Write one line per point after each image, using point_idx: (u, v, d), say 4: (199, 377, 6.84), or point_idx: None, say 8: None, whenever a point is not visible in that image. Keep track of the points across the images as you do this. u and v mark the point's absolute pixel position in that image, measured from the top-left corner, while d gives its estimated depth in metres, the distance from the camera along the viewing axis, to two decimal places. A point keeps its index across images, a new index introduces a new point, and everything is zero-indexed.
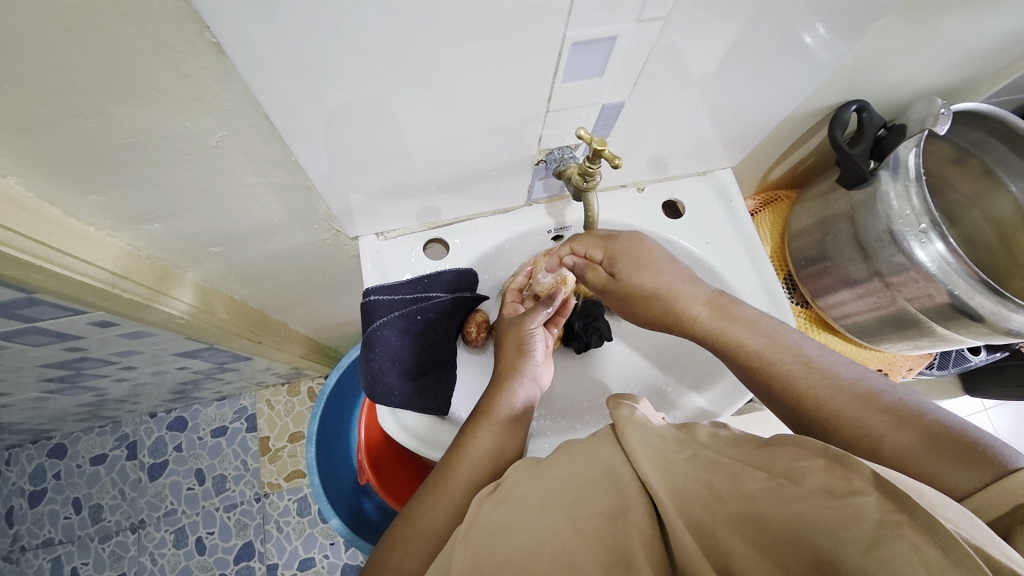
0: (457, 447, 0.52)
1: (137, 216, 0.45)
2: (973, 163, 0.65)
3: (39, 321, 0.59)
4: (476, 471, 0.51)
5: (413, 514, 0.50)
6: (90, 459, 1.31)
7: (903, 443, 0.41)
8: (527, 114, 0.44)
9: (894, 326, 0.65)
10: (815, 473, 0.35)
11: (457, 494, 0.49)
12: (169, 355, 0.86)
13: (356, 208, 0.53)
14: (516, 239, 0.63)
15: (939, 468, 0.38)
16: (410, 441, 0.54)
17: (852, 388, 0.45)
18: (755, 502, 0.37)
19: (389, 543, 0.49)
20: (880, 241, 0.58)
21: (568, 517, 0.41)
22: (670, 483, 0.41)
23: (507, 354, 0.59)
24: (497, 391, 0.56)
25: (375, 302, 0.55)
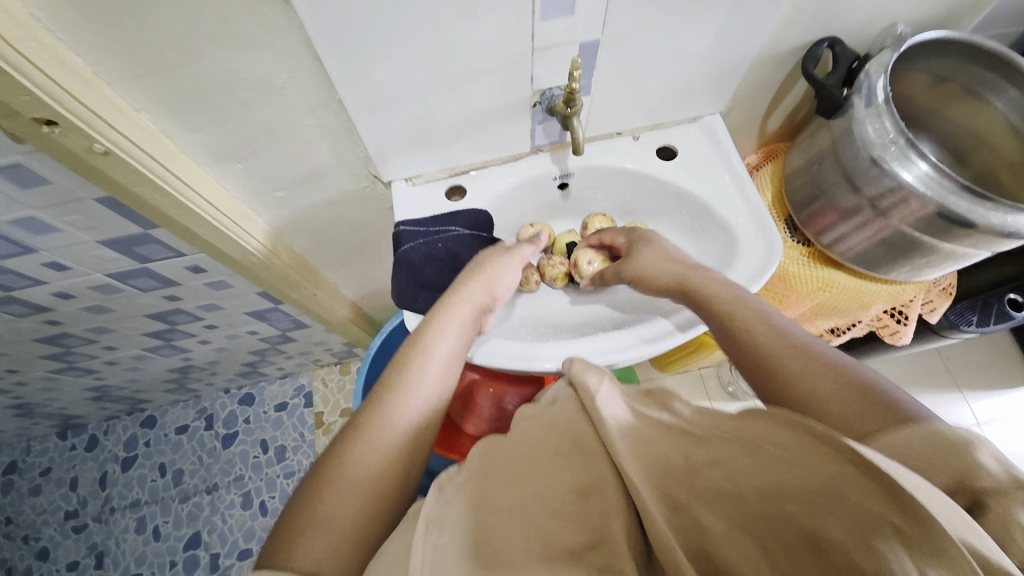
0: (387, 394, 0.48)
1: (225, 154, 0.59)
2: (953, 86, 0.69)
3: (149, 261, 0.75)
4: (416, 415, 0.48)
5: (333, 465, 0.42)
6: (175, 429, 1.50)
7: (831, 383, 0.39)
8: (517, 54, 0.54)
9: (895, 253, 0.67)
10: (797, 451, 0.32)
11: (391, 440, 0.45)
12: (242, 314, 1.01)
13: (388, 152, 0.65)
14: (526, 184, 0.73)
15: (854, 412, 0.37)
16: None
17: (797, 339, 0.44)
18: (735, 482, 0.35)
19: (304, 504, 0.40)
20: (863, 169, 0.62)
21: (547, 492, 0.38)
22: (645, 470, 0.38)
23: (442, 305, 0.59)
24: (428, 338, 0.55)
25: (403, 231, 0.66)
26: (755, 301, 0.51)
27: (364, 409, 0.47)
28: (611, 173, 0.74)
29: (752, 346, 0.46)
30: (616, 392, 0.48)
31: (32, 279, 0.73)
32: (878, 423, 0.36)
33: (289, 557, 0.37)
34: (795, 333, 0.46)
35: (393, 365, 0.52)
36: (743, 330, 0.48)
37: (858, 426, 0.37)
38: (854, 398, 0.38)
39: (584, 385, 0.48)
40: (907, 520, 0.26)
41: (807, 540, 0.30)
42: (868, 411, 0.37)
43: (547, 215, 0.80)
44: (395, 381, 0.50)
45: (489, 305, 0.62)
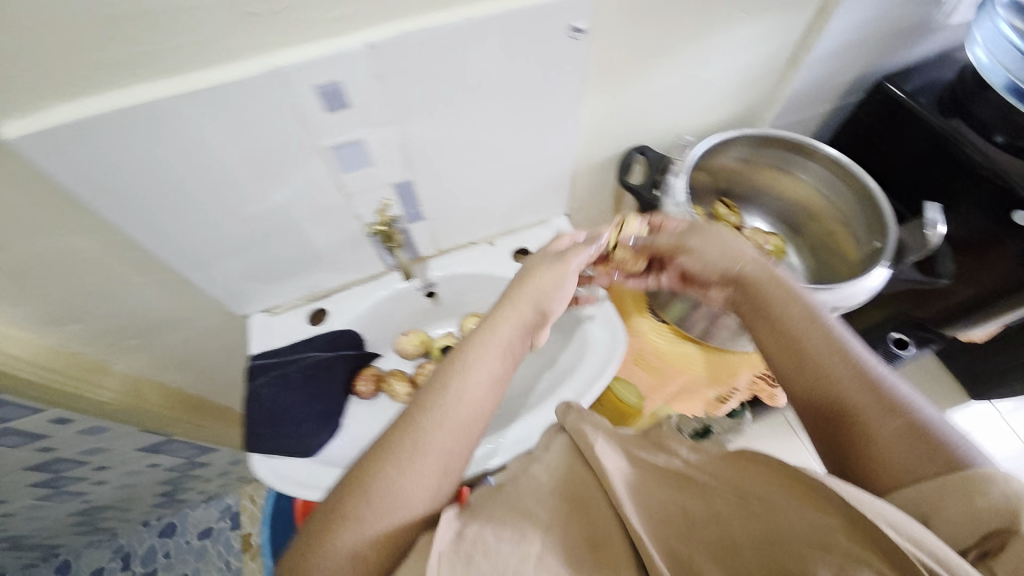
0: (394, 451, 0.39)
1: (59, 319, 0.59)
2: (763, 166, 0.76)
3: (8, 423, 0.72)
4: (425, 494, 0.38)
5: (361, 478, 0.38)
6: (92, 573, 1.37)
7: (881, 406, 0.39)
8: (333, 201, 0.58)
9: (735, 331, 0.71)
10: (763, 474, 0.36)
11: (437, 465, 0.39)
12: (134, 451, 0.96)
13: (236, 290, 0.66)
14: (390, 298, 0.76)
15: (906, 464, 0.37)
16: (279, 483, 0.60)
17: (836, 343, 0.44)
18: (670, 522, 0.36)
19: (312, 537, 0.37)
20: None
21: (714, 508, 0.36)
22: (581, 515, 0.37)
23: (493, 317, 0.50)
24: (456, 371, 0.44)
25: (257, 365, 0.66)
26: (789, 320, 0.47)
27: (395, 425, 0.41)
28: (471, 278, 0.77)
29: (802, 371, 0.44)
30: (622, 438, 0.43)
31: None
32: (925, 469, 0.36)
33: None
34: (855, 378, 0.41)
35: (430, 388, 0.43)
36: (795, 341, 0.45)
37: (890, 466, 0.37)
38: (902, 451, 0.37)
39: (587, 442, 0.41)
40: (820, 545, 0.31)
41: None
42: (920, 456, 0.37)
43: (421, 322, 0.81)
44: (415, 433, 0.40)
45: (511, 297, 0.52)
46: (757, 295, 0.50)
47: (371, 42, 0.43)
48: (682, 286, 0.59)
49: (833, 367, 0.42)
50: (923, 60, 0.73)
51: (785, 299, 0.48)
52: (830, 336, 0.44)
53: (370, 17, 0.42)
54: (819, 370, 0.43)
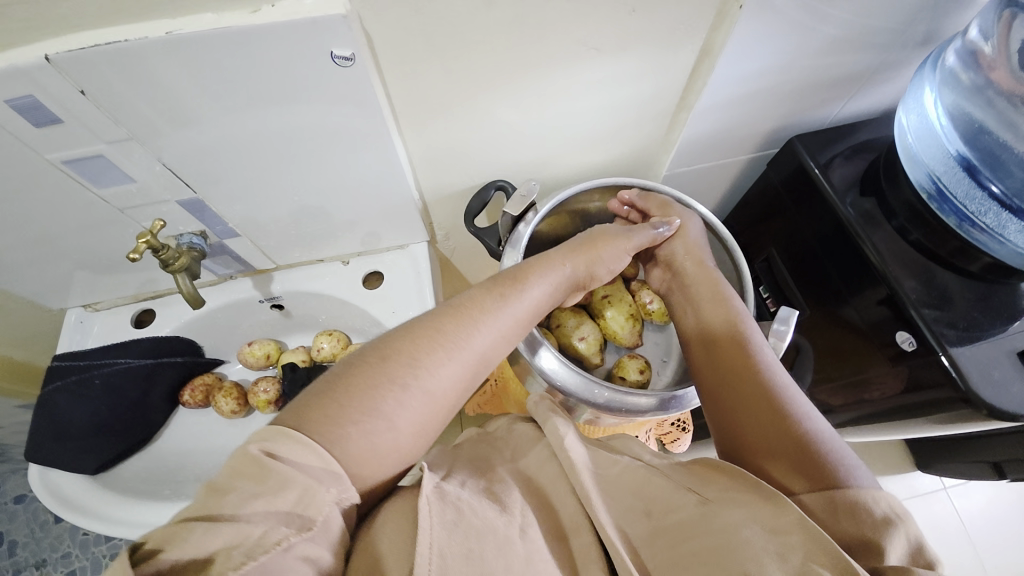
0: (439, 352, 0.37)
1: None
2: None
3: None
4: (407, 429, 0.34)
5: (364, 366, 0.35)
6: (14, 498, 1.43)
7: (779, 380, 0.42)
8: (111, 212, 0.52)
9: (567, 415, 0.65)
10: (735, 500, 0.34)
11: (437, 405, 0.36)
12: (15, 407, 0.97)
13: (47, 283, 0.62)
14: (227, 308, 0.70)
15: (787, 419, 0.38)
16: (49, 501, 0.58)
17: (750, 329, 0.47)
18: (688, 528, 0.34)
19: (319, 392, 0.33)
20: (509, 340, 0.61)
21: (662, 518, 0.35)
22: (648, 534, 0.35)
23: (541, 259, 0.49)
24: (501, 298, 0.43)
25: (56, 367, 0.63)
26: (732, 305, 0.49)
27: (407, 326, 0.39)
28: (318, 297, 0.71)
29: (708, 356, 0.47)
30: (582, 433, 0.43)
31: None
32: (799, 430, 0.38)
33: (222, 500, 0.26)
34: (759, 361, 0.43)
35: (430, 317, 0.39)
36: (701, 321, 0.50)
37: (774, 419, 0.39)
38: (786, 419, 0.38)
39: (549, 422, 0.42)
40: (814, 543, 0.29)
41: None
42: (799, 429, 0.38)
43: (272, 332, 0.76)
44: (356, 371, 0.35)
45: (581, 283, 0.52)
46: (694, 302, 0.52)
47: (48, 54, 0.36)
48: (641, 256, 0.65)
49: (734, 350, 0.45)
50: (849, 121, 0.64)
51: (696, 275, 0.54)
52: (733, 313, 0.49)
53: (49, 31, 0.35)
54: (727, 355, 0.45)
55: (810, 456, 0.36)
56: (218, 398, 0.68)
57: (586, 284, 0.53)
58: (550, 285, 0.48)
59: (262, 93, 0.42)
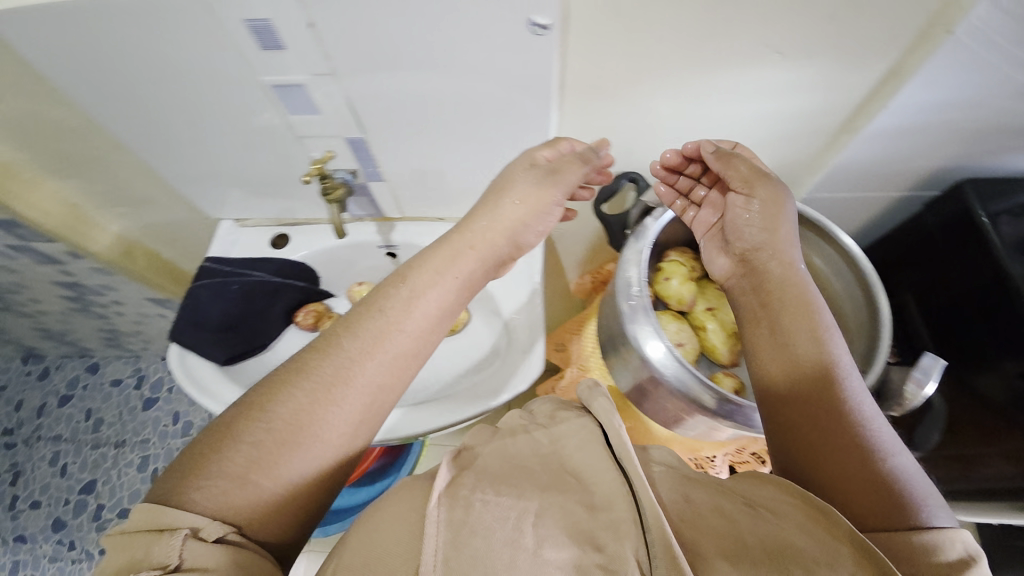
0: (288, 391, 0.41)
1: (57, 170, 0.67)
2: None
3: (30, 241, 0.84)
4: (309, 457, 0.40)
5: (245, 414, 0.40)
6: (110, 381, 1.60)
7: (852, 411, 0.38)
8: (288, 136, 0.58)
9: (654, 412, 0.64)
10: (794, 518, 0.32)
11: (328, 446, 0.41)
12: (141, 299, 1.09)
13: (213, 193, 0.70)
14: (350, 247, 0.76)
15: (863, 458, 0.37)
16: (183, 380, 0.65)
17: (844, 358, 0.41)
18: (765, 543, 0.30)
19: (218, 432, 0.40)
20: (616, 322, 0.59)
21: (714, 527, 0.32)
22: (695, 537, 0.31)
23: (437, 251, 0.50)
24: (383, 318, 0.45)
25: (207, 266, 0.71)
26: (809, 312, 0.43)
27: (277, 375, 0.43)
28: None
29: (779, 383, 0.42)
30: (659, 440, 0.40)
31: None
32: (878, 470, 0.36)
33: (136, 532, 0.35)
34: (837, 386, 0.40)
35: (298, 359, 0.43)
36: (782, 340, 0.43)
37: (840, 458, 0.37)
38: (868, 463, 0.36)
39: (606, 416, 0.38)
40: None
41: None
42: (875, 469, 0.36)
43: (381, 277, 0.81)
44: (246, 413, 0.40)
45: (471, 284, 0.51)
46: (782, 320, 0.44)
47: None
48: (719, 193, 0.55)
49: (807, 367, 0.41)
50: None
51: (793, 290, 0.45)
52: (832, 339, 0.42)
53: None
54: (812, 384, 0.40)
55: (885, 495, 0.34)
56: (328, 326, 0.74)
57: (512, 257, 0.55)
58: (446, 304, 0.48)
59: (460, 45, 0.45)
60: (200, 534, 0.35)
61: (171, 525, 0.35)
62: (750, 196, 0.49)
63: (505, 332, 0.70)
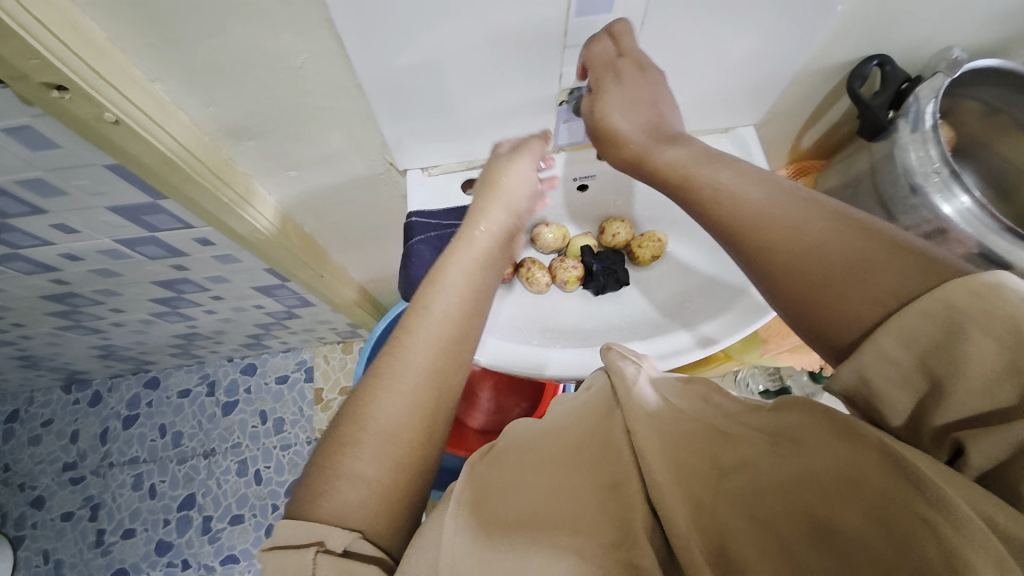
0: (375, 392, 0.43)
1: (240, 131, 0.57)
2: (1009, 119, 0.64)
3: (159, 231, 0.75)
4: (371, 462, 0.40)
5: (352, 417, 0.43)
6: (178, 392, 1.51)
7: (847, 250, 0.36)
8: (551, 45, 0.53)
9: None
10: (820, 445, 0.35)
11: (394, 434, 0.42)
12: (248, 288, 1.00)
13: (409, 137, 0.63)
14: (542, 184, 0.71)
15: (883, 275, 0.34)
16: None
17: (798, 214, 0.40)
18: (798, 484, 0.34)
19: (322, 462, 0.42)
20: (902, 198, 0.60)
21: (687, 467, 0.39)
22: (668, 458, 0.39)
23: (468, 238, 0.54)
24: (419, 306, 0.48)
25: (416, 222, 0.64)
26: (730, 192, 0.44)
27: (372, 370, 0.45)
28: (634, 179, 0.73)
29: (816, 281, 0.37)
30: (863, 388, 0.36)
31: (42, 238, 0.73)
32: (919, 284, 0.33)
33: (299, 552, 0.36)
34: (831, 242, 0.37)
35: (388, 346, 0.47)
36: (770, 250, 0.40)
37: (882, 293, 0.34)
38: (888, 267, 0.34)
39: (621, 372, 0.49)
40: (929, 516, 0.28)
41: (817, 526, 0.32)
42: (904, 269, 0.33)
43: (565, 216, 0.77)
44: (353, 418, 0.43)
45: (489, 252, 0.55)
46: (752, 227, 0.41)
47: None
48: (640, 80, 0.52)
49: (778, 233, 0.40)
50: None
51: (697, 196, 0.46)
52: (809, 205, 0.40)
53: None
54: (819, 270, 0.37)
55: (933, 332, 0.31)
56: (537, 271, 0.70)
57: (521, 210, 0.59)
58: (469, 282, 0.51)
59: None
60: (327, 547, 0.36)
61: (309, 538, 0.36)
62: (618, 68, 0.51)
63: None
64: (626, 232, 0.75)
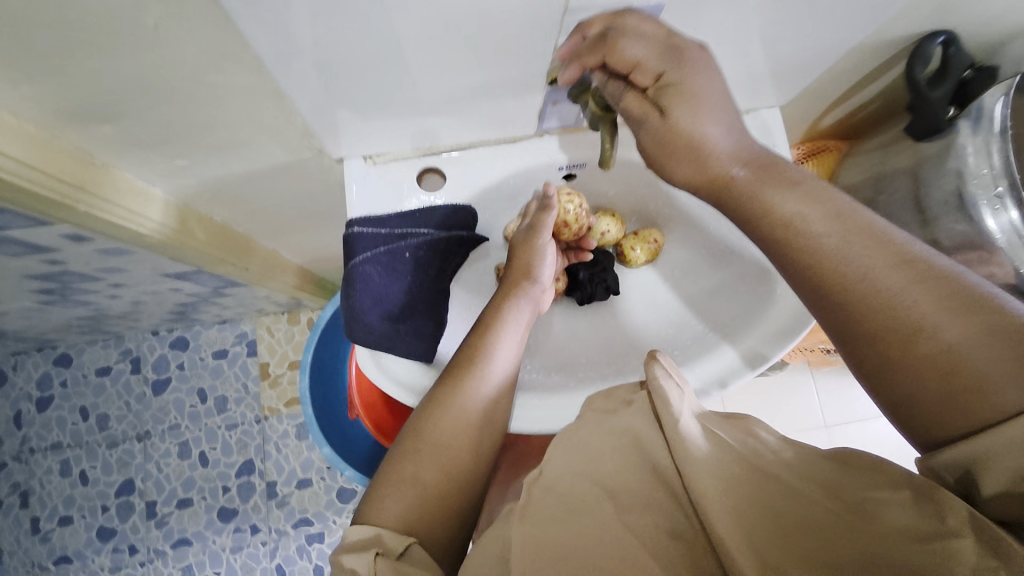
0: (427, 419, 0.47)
1: (80, 114, 0.39)
2: None
3: (6, 229, 0.55)
4: (424, 482, 0.44)
5: (409, 439, 0.46)
6: (97, 371, 1.32)
7: (957, 341, 0.32)
8: (546, 9, 0.37)
9: None
10: (904, 514, 0.30)
11: (434, 466, 0.45)
12: (158, 275, 0.82)
13: (341, 119, 0.46)
14: (520, 175, 0.56)
15: (990, 376, 0.30)
16: (385, 383, 0.50)
17: (903, 281, 0.34)
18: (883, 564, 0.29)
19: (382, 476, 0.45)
20: (945, 209, 0.52)
21: (754, 533, 0.31)
22: (727, 517, 0.32)
23: (503, 301, 0.53)
24: (469, 353, 0.50)
25: (357, 234, 0.49)
26: (835, 235, 0.37)
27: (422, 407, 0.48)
28: (631, 168, 0.59)
29: (905, 369, 0.33)
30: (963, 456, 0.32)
31: None
32: None
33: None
34: (942, 320, 0.32)
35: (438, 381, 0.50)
36: (861, 319, 0.35)
37: (989, 398, 0.30)
38: (1001, 369, 0.30)
39: (663, 397, 0.40)
40: None
41: None
42: (1020, 372, 0.30)
43: None
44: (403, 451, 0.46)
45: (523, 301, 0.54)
46: (844, 289, 0.36)
47: None
48: (704, 70, 0.40)
49: (889, 294, 0.34)
50: None
51: (790, 237, 0.38)
52: (916, 270, 0.34)
53: None
54: (914, 359, 0.33)
55: None
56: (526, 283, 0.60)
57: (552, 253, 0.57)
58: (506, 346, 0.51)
59: None
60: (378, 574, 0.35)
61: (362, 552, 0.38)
62: (668, 51, 0.39)
63: (751, 257, 0.57)
64: (616, 230, 0.63)
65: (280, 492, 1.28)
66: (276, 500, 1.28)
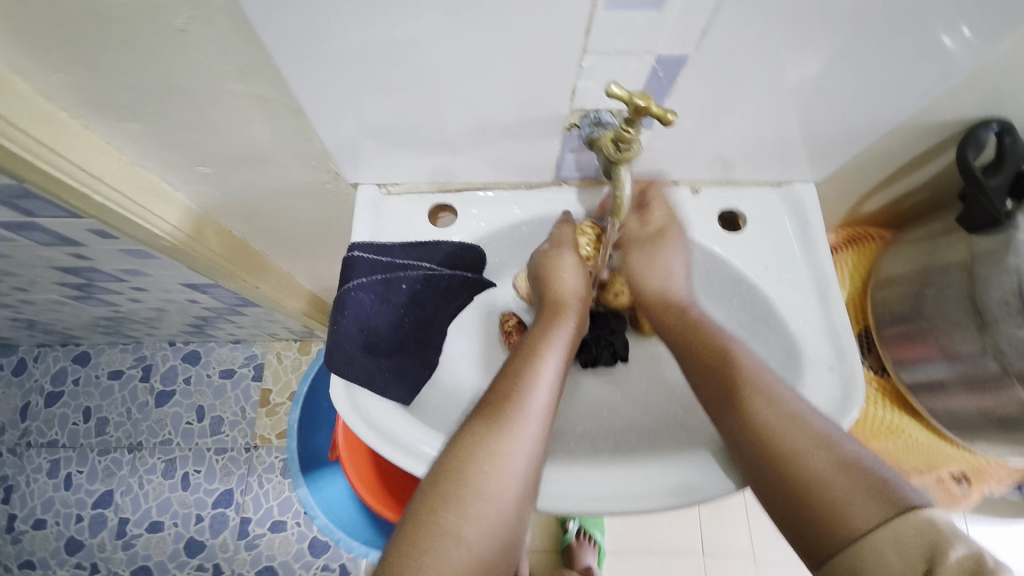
0: (441, 488, 0.40)
1: (112, 109, 0.41)
2: None
3: (36, 216, 0.58)
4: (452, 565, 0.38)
5: (424, 522, 0.39)
6: (109, 373, 1.33)
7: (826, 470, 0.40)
8: (565, 51, 0.36)
9: (996, 424, 0.51)
10: None
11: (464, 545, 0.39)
12: (176, 283, 0.83)
13: (359, 145, 0.46)
14: (534, 222, 0.55)
15: (853, 501, 0.39)
16: (371, 436, 0.44)
17: (796, 416, 0.43)
18: None
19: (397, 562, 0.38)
20: (1005, 312, 0.45)
21: None
22: None
23: (536, 351, 0.48)
24: (495, 407, 0.44)
25: (357, 259, 0.48)
26: (738, 372, 0.47)
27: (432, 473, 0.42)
28: (654, 231, 0.56)
29: (794, 493, 0.41)
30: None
31: None
32: (875, 517, 0.38)
33: None
34: (809, 449, 0.41)
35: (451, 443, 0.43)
36: (770, 457, 0.42)
37: (849, 520, 0.38)
38: (856, 491, 0.39)
39: None
40: None
41: None
42: (866, 496, 0.38)
43: None
44: (416, 533, 0.39)
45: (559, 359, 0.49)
46: (757, 431, 0.43)
47: None
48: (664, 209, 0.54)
49: (783, 433, 0.42)
50: None
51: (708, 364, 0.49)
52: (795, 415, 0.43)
53: None
54: (803, 476, 0.41)
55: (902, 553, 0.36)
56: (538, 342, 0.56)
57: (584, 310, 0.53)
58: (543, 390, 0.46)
59: None
60: None
61: None
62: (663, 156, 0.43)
63: (779, 336, 0.52)
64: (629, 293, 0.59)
65: (252, 532, 1.20)
66: (246, 540, 1.20)
